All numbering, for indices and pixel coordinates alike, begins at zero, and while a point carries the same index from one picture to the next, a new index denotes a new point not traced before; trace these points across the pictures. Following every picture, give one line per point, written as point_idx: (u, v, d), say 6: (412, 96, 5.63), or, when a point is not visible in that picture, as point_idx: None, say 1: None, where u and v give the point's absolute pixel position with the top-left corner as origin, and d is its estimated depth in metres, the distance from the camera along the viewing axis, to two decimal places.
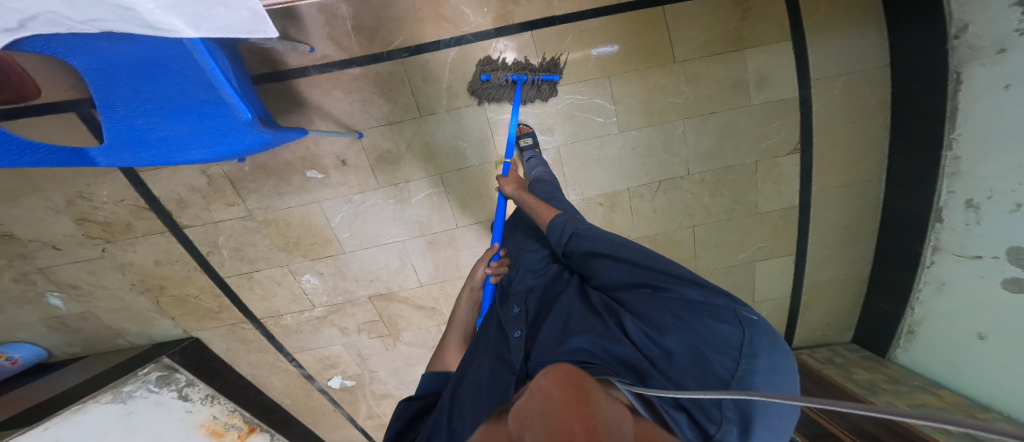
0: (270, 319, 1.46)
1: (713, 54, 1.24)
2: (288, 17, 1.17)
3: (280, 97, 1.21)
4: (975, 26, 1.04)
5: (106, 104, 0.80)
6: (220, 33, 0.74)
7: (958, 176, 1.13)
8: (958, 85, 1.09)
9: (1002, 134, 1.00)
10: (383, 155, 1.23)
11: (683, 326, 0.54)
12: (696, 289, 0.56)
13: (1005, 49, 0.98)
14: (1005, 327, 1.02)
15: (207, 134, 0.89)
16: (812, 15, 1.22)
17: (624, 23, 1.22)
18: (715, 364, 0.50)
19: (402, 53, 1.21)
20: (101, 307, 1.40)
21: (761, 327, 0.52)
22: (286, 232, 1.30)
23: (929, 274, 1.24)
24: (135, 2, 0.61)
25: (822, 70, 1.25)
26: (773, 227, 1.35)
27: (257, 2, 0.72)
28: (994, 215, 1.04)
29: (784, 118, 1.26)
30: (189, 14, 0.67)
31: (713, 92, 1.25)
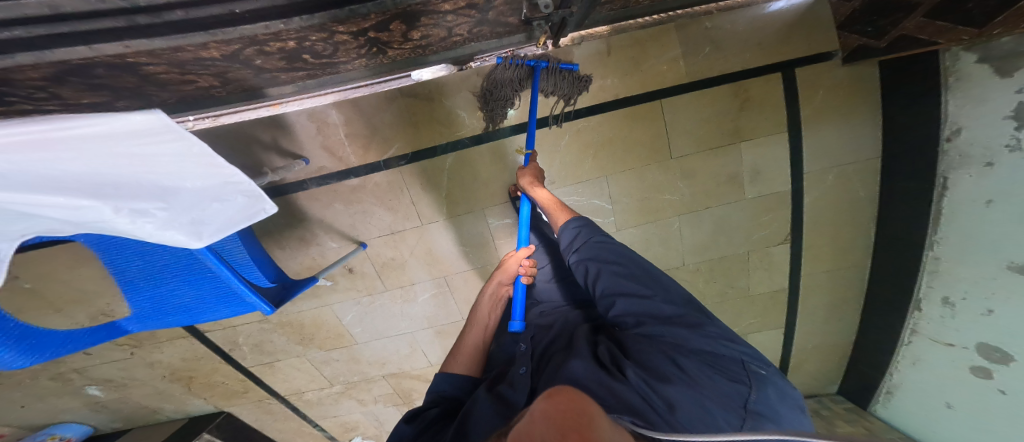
0: (292, 396, 1.57)
1: (710, 148, 1.22)
2: (280, 128, 1.13)
3: (280, 212, 1.18)
4: (968, 131, 1.03)
5: (131, 282, 0.85)
6: (224, 229, 0.70)
7: (938, 274, 1.16)
8: (943, 189, 1.10)
9: (987, 244, 1.03)
10: (388, 261, 1.26)
11: (689, 374, 0.56)
12: (709, 340, 0.61)
13: (992, 164, 0.99)
14: (973, 405, 1.11)
15: (220, 300, 0.88)
16: (810, 103, 1.20)
17: (619, 118, 1.19)
18: (718, 417, 0.52)
19: (399, 162, 1.18)
20: (136, 393, 1.51)
21: (766, 382, 0.58)
22: (301, 330, 1.38)
23: (907, 350, 1.29)
24: (130, 227, 0.61)
25: (816, 163, 1.24)
26: (762, 304, 1.42)
27: (248, 183, 0.65)
28: (967, 317, 1.10)
29: (775, 210, 1.28)
30: (186, 222, 0.65)
31: (708, 188, 1.25)
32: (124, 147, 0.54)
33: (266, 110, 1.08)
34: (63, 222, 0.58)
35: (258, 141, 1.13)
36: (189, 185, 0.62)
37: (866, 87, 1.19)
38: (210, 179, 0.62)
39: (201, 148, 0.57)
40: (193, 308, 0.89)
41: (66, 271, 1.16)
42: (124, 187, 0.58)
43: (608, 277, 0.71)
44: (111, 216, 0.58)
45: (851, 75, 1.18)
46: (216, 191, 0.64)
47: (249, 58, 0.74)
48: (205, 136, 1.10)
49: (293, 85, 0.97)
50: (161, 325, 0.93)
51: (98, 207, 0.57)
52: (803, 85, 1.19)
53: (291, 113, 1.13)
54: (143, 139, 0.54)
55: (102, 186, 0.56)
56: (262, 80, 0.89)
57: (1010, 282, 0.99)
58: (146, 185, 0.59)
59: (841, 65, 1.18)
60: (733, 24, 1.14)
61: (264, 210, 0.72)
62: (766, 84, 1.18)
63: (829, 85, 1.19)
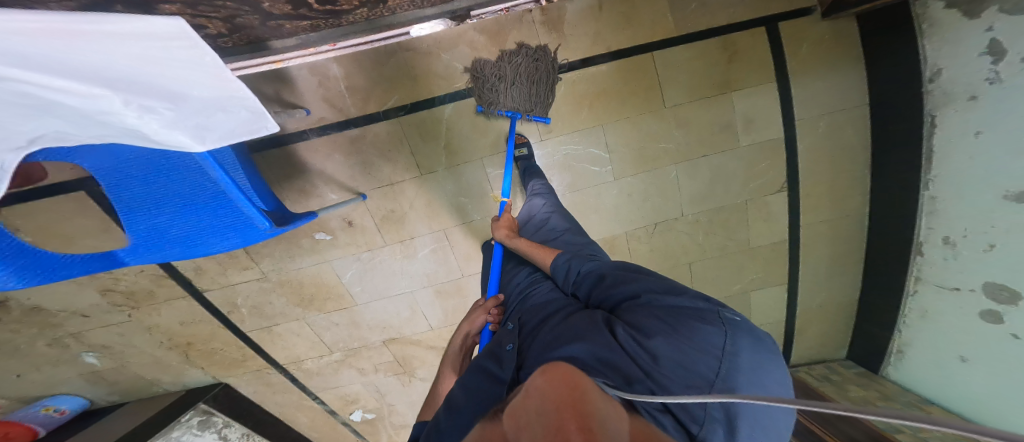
0: (291, 365, 1.55)
1: (703, 97, 1.24)
2: (282, 81, 1.17)
3: (280, 163, 1.20)
4: (947, 71, 1.06)
5: (131, 210, 0.86)
6: (227, 138, 0.75)
7: (935, 214, 1.16)
8: (933, 128, 1.12)
9: (981, 177, 1.01)
10: (388, 214, 1.27)
11: (666, 328, 0.54)
12: (684, 298, 0.59)
13: (977, 97, 1.00)
14: (985, 351, 1.04)
15: (220, 230, 0.90)
16: (796, 56, 1.23)
17: (613, 70, 1.22)
18: (698, 364, 0.50)
19: (398, 112, 1.21)
20: (133, 361, 1.49)
21: (744, 326, 0.54)
22: (300, 290, 1.38)
23: (914, 302, 1.27)
24: (137, 123, 0.63)
25: (806, 110, 1.26)
26: (762, 258, 1.41)
27: (253, 101, 0.69)
28: (971, 256, 1.07)
29: (770, 159, 1.29)
30: (191, 126, 0.68)
31: (703, 135, 1.26)
32: (139, 49, 0.53)
33: (268, 66, 1.11)
34: (66, 113, 0.58)
35: (260, 94, 1.17)
36: (198, 93, 0.63)
37: (849, 42, 1.24)
38: (218, 91, 0.64)
39: (213, 58, 0.58)
40: (192, 239, 0.91)
41: (69, 224, 1.19)
42: (135, 85, 0.58)
43: (606, 281, 0.73)
44: (120, 108, 0.60)
45: (832, 29, 1.22)
46: (222, 102, 0.67)
47: (258, 2, 0.75)
48: None
49: (297, 37, 1.01)
50: (157, 259, 0.94)
51: (109, 97, 0.57)
52: (788, 37, 1.22)
53: (293, 66, 1.17)
54: (159, 43, 0.53)
55: (114, 81, 0.56)
56: (266, 30, 0.92)
57: (1005, 211, 0.97)
58: (156, 88, 0.60)
59: (821, 19, 1.22)
60: None
61: (265, 129, 0.77)
62: (752, 37, 1.21)
63: (814, 36, 1.22)
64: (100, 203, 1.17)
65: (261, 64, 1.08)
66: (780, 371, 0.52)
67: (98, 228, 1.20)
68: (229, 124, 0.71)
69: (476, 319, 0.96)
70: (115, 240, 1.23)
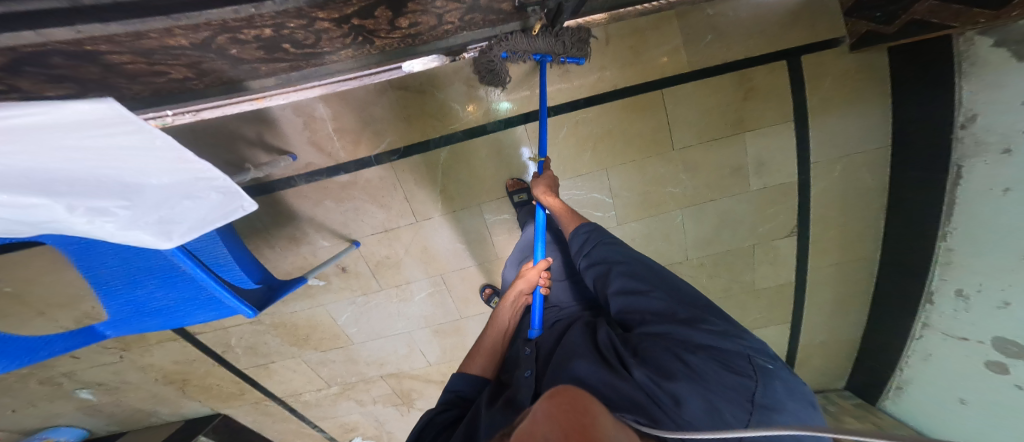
0: (290, 397, 1.55)
1: (713, 139, 1.17)
2: (264, 123, 1.09)
3: (268, 211, 1.14)
4: (983, 118, 0.97)
5: (108, 285, 0.82)
6: (196, 229, 0.69)
7: (949, 266, 1.11)
8: (958, 179, 1.05)
9: (1004, 235, 0.97)
10: (382, 260, 1.23)
11: (689, 370, 0.50)
12: (710, 331, 0.54)
13: (1011, 151, 0.93)
14: (992, 405, 1.04)
15: (202, 303, 0.86)
16: (817, 92, 1.15)
17: (619, 109, 1.15)
18: (727, 415, 0.46)
19: (391, 157, 1.14)
20: (129, 396, 1.49)
21: (778, 376, 0.50)
22: (295, 331, 1.36)
23: (918, 344, 1.24)
24: (88, 227, 0.58)
25: (822, 153, 1.19)
26: (767, 298, 1.38)
27: (222, 179, 0.64)
28: (983, 311, 1.04)
29: (779, 203, 1.23)
30: (153, 222, 0.63)
31: (711, 179, 1.20)
32: (75, 140, 0.49)
33: (249, 104, 1.01)
34: (13, 221, 0.55)
35: (242, 137, 1.09)
36: (155, 182, 0.59)
37: (875, 76, 1.15)
38: (178, 175, 0.60)
39: (165, 141, 0.53)
40: (172, 311, 0.87)
41: (48, 272, 1.14)
42: (79, 182, 0.54)
43: (616, 278, 0.68)
44: (65, 214, 0.55)
45: (859, 62, 1.13)
46: (186, 187, 0.62)
47: (222, 47, 0.69)
48: (187, 133, 1.06)
49: (276, 77, 0.94)
50: (137, 329, 0.90)
51: (49, 204, 0.54)
52: (809, 73, 1.13)
53: (276, 107, 1.09)
54: (98, 132, 0.49)
55: (52, 182, 0.52)
56: (240, 72, 0.85)
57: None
58: (104, 181, 0.56)
59: (848, 52, 1.13)
60: (735, 11, 1.09)
61: (241, 208, 0.72)
62: (771, 73, 1.13)
63: (837, 74, 1.14)
64: None
65: (241, 102, 0.97)
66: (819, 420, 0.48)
67: (80, 277, 1.16)
68: (195, 211, 0.66)
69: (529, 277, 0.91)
70: None
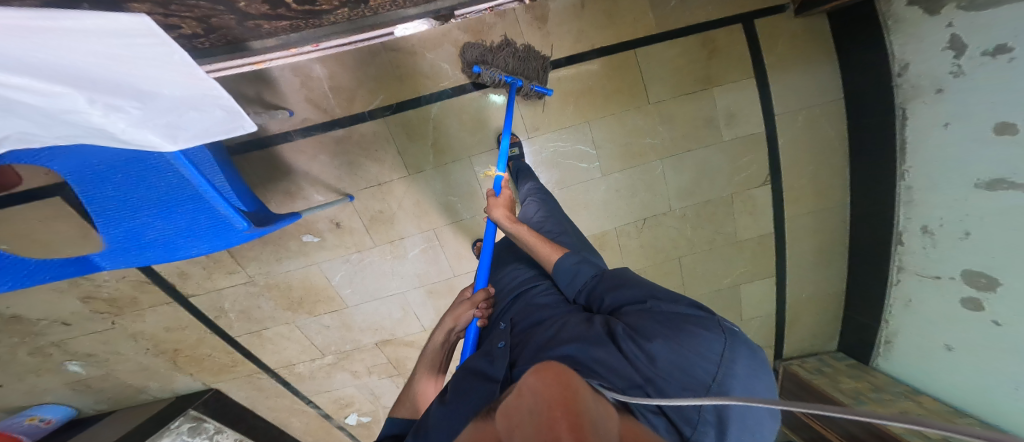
0: (283, 369, 1.54)
1: (685, 93, 1.25)
2: (263, 82, 1.16)
3: (265, 165, 1.18)
4: (914, 66, 1.09)
5: (106, 214, 0.85)
6: (199, 138, 0.76)
7: (912, 205, 1.17)
8: (904, 120, 1.14)
9: (957, 164, 1.03)
10: (375, 215, 1.26)
11: (667, 332, 0.55)
12: (685, 306, 0.61)
13: (942, 90, 1.03)
14: (972, 338, 1.05)
15: (202, 231, 0.92)
16: (774, 49, 1.25)
17: (598, 67, 1.23)
18: (698, 368, 0.52)
19: (384, 112, 1.20)
20: (120, 369, 1.47)
21: (740, 337, 0.57)
22: (289, 293, 1.37)
23: (898, 291, 1.26)
24: (103, 121, 0.63)
25: (783, 105, 1.28)
26: (750, 251, 1.42)
27: (227, 99, 0.70)
28: (946, 243, 1.09)
29: (752, 153, 1.30)
30: (161, 125, 0.69)
31: (687, 130, 1.27)
32: (101, 47, 0.52)
33: (249, 66, 1.10)
34: (27, 115, 0.57)
35: (242, 96, 1.16)
36: (168, 93, 0.64)
37: (819, 38, 1.27)
38: (189, 89, 0.65)
39: (182, 57, 0.59)
40: (173, 240, 0.92)
41: (46, 231, 1.17)
42: (98, 83, 0.57)
43: (606, 285, 0.74)
44: (84, 105, 0.59)
45: (804, 27, 1.26)
46: (194, 101, 0.68)
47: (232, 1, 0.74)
48: None
49: (277, 38, 1.02)
50: (135, 262, 0.95)
51: (73, 94, 0.57)
52: (764, 35, 1.25)
53: (274, 67, 1.16)
54: (124, 40, 0.53)
55: (79, 78, 0.55)
56: (244, 31, 0.92)
57: (982, 200, 0.98)
58: (123, 86, 0.60)
59: (794, 17, 1.25)
60: None
61: (241, 128, 0.79)
62: (731, 35, 1.23)
63: (788, 34, 1.25)
64: (77, 210, 1.15)
65: (242, 65, 1.06)
66: (769, 373, 0.55)
67: (77, 235, 1.18)
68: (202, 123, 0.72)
69: (464, 313, 0.87)
70: (94, 247, 1.21)
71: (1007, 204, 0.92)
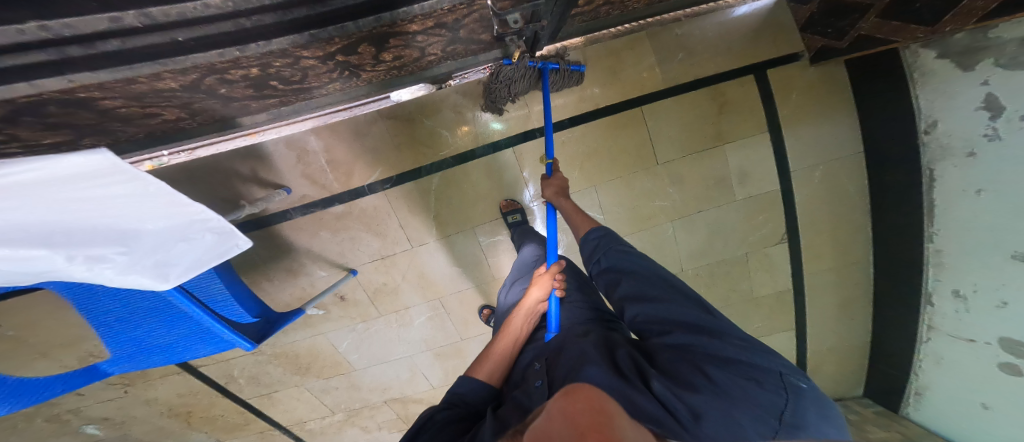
0: (295, 426, 1.55)
1: (695, 152, 1.18)
2: (258, 159, 1.11)
3: (265, 244, 1.16)
4: (943, 124, 1.00)
5: (109, 325, 0.84)
6: (193, 270, 0.70)
7: (943, 267, 1.09)
8: (931, 182, 1.05)
9: (989, 232, 0.95)
10: (379, 287, 1.24)
11: (714, 385, 0.45)
12: (737, 345, 0.49)
13: (975, 154, 0.95)
14: (1016, 410, 0.97)
15: (202, 338, 0.88)
16: (786, 102, 1.17)
17: (604, 127, 1.16)
18: (749, 432, 0.42)
19: (384, 185, 1.15)
20: (135, 430, 1.50)
21: (807, 394, 0.45)
22: (296, 360, 1.36)
23: (927, 348, 1.20)
24: (87, 275, 0.60)
25: (799, 161, 1.20)
26: (767, 306, 1.37)
27: (215, 220, 0.66)
28: (981, 310, 1.02)
29: (767, 212, 1.23)
30: (150, 265, 0.65)
31: (698, 192, 1.21)
32: (76, 191, 0.52)
33: (243, 140, 1.06)
34: (16, 273, 0.56)
35: (237, 174, 1.11)
36: (152, 227, 0.61)
37: (836, 88, 1.19)
38: (173, 218, 0.62)
39: (159, 186, 0.56)
40: (175, 346, 0.89)
41: (53, 313, 1.17)
42: (77, 232, 0.56)
43: (627, 286, 0.62)
44: (63, 264, 0.56)
45: (819, 75, 1.18)
46: (182, 231, 0.64)
47: (212, 87, 0.70)
48: (182, 172, 1.08)
49: (268, 113, 0.94)
50: (140, 366, 0.92)
51: (48, 255, 0.55)
52: (776, 87, 1.17)
53: (269, 142, 1.11)
54: (95, 182, 0.52)
55: (51, 234, 0.54)
56: (230, 109, 0.85)
57: (1017, 273, 0.91)
58: (104, 230, 0.58)
59: (809, 65, 1.17)
60: (703, 30, 1.13)
61: (237, 247, 0.73)
62: (742, 87, 1.16)
63: (801, 86, 1.17)
64: None
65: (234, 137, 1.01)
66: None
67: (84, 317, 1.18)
68: (192, 252, 0.67)
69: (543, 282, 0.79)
70: None
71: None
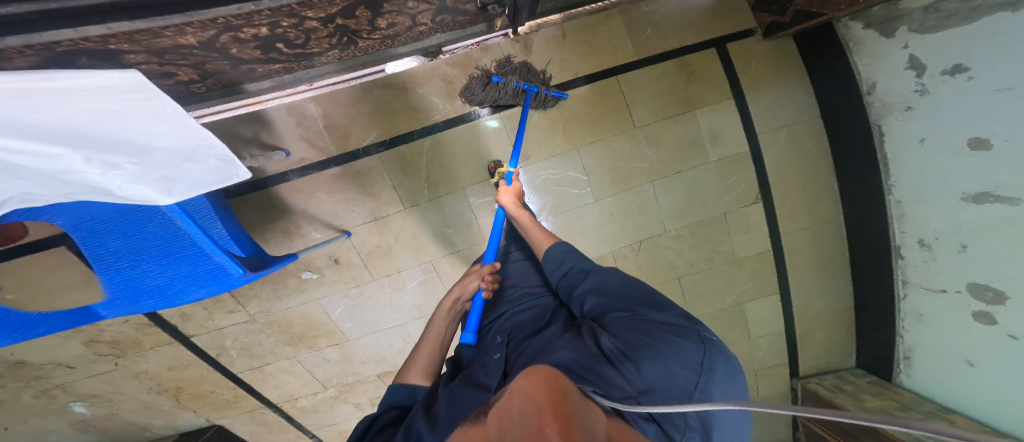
0: (286, 403, 1.53)
1: (669, 115, 1.26)
2: (260, 123, 1.17)
3: (263, 206, 1.20)
4: (881, 85, 1.10)
5: (106, 264, 0.87)
6: (195, 189, 0.74)
7: (904, 219, 1.15)
8: (881, 136, 1.14)
9: (938, 176, 1.02)
10: (373, 249, 1.27)
11: (651, 342, 0.54)
12: (666, 311, 0.60)
13: (911, 107, 1.04)
14: (991, 355, 1.00)
15: (197, 278, 0.90)
16: (747, 72, 1.26)
17: (583, 94, 1.23)
18: (680, 377, 0.51)
19: (378, 148, 1.21)
20: (124, 408, 1.48)
21: (717, 346, 0.58)
22: (289, 329, 1.37)
23: (906, 306, 1.23)
24: (99, 179, 0.64)
25: (765, 124, 1.28)
26: (751, 268, 1.40)
27: (220, 147, 0.68)
28: (946, 256, 1.06)
29: (741, 172, 1.29)
30: (156, 178, 0.68)
31: (675, 153, 1.27)
32: (97, 103, 0.54)
33: (246, 107, 1.14)
34: (32, 173, 0.59)
35: (238, 137, 1.17)
36: (162, 145, 0.64)
37: (788, 59, 1.28)
38: (182, 141, 0.65)
39: (175, 108, 0.59)
40: (169, 287, 0.91)
41: (50, 278, 1.19)
42: (95, 139, 0.59)
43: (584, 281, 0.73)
44: (81, 165, 0.60)
45: (774, 49, 1.27)
46: (189, 153, 0.67)
47: (225, 47, 0.78)
48: None
49: (271, 80, 1.03)
50: (135, 310, 0.94)
51: (70, 155, 0.58)
52: (736, 58, 1.26)
53: (270, 108, 1.17)
54: (120, 96, 0.54)
55: (75, 137, 0.57)
56: (239, 74, 0.93)
57: (970, 214, 0.97)
58: (118, 142, 0.60)
59: (762, 39, 1.26)
60: (666, 7, 1.23)
61: (237, 176, 0.77)
62: (706, 59, 1.24)
63: (758, 58, 1.26)
64: (79, 256, 1.17)
65: (238, 106, 1.12)
66: (738, 384, 0.56)
67: (81, 281, 1.20)
68: (198, 173, 0.71)
69: (471, 283, 0.93)
70: (96, 292, 1.22)
71: (994, 219, 0.91)
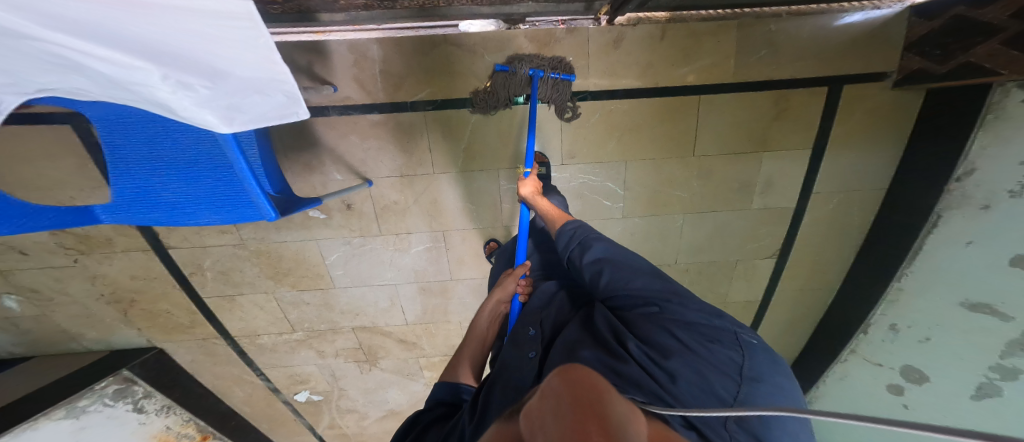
0: (244, 338, 1.46)
1: (733, 152, 1.26)
2: (317, 54, 1.08)
3: (292, 133, 1.14)
4: (979, 173, 1.03)
5: (124, 166, 0.77)
6: (254, 122, 0.67)
7: (894, 304, 1.25)
8: (933, 226, 1.14)
9: (948, 280, 1.11)
10: (389, 205, 1.24)
11: (687, 350, 0.51)
12: (695, 308, 0.57)
13: (988, 207, 1.01)
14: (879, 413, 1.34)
15: (217, 200, 0.80)
16: (844, 123, 1.22)
17: (654, 107, 1.20)
18: (717, 386, 0.48)
19: (425, 106, 1.15)
20: (59, 312, 1.31)
21: (759, 349, 0.54)
22: (277, 263, 1.29)
23: (838, 365, 1.45)
24: (168, 98, 0.56)
25: (826, 185, 1.31)
26: (733, 310, 1.56)
27: (294, 86, 0.61)
28: (906, 343, 1.22)
29: (774, 226, 1.37)
30: (223, 105, 0.60)
31: (721, 191, 1.31)
32: (194, 24, 0.47)
33: (309, 35, 1.06)
34: (107, 76, 0.53)
35: (292, 63, 1.08)
36: (241, 74, 0.56)
37: (899, 115, 1.22)
38: (258, 71, 0.57)
39: (268, 42, 0.52)
40: (184, 205, 0.81)
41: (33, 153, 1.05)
42: (178, 60, 0.52)
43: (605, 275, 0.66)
44: (156, 82, 0.53)
45: (892, 100, 1.20)
46: (261, 85, 0.59)
47: None
48: None
49: (345, 14, 1.00)
50: (136, 222, 0.83)
51: (148, 70, 0.51)
52: (845, 103, 1.20)
53: (333, 40, 1.07)
54: (224, 20, 0.47)
55: (158, 51, 0.50)
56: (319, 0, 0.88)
57: (959, 318, 1.08)
58: (195, 64, 0.53)
59: (891, 87, 1.19)
60: (799, 29, 1.12)
61: (296, 115, 0.69)
62: (810, 97, 1.20)
63: (866, 109, 1.21)
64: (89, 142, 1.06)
65: (302, 31, 1.04)
66: (792, 388, 0.51)
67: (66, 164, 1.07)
68: (262, 107, 0.63)
69: (508, 286, 0.93)
70: (90, 180, 1.10)
71: (976, 329, 1.04)
